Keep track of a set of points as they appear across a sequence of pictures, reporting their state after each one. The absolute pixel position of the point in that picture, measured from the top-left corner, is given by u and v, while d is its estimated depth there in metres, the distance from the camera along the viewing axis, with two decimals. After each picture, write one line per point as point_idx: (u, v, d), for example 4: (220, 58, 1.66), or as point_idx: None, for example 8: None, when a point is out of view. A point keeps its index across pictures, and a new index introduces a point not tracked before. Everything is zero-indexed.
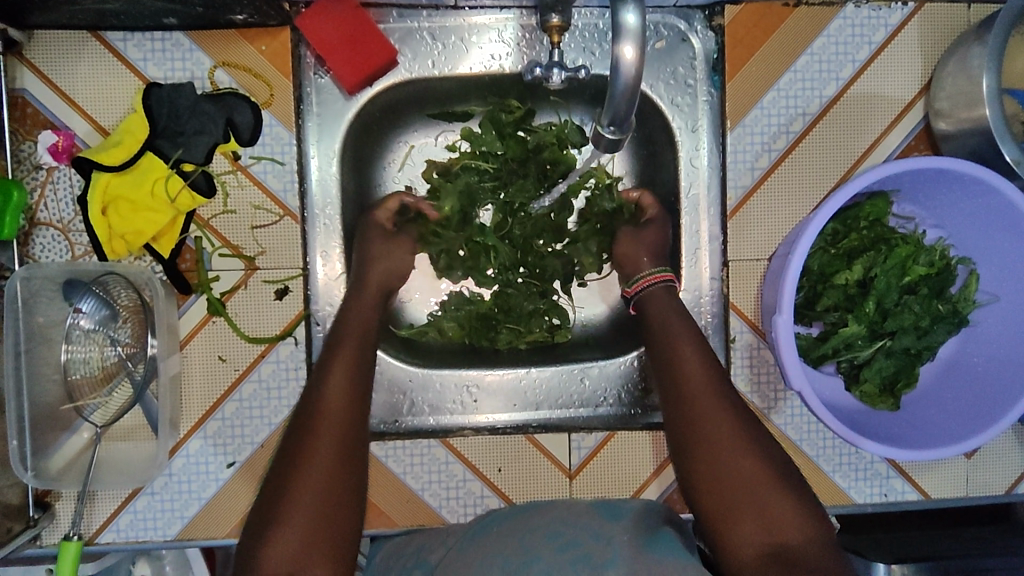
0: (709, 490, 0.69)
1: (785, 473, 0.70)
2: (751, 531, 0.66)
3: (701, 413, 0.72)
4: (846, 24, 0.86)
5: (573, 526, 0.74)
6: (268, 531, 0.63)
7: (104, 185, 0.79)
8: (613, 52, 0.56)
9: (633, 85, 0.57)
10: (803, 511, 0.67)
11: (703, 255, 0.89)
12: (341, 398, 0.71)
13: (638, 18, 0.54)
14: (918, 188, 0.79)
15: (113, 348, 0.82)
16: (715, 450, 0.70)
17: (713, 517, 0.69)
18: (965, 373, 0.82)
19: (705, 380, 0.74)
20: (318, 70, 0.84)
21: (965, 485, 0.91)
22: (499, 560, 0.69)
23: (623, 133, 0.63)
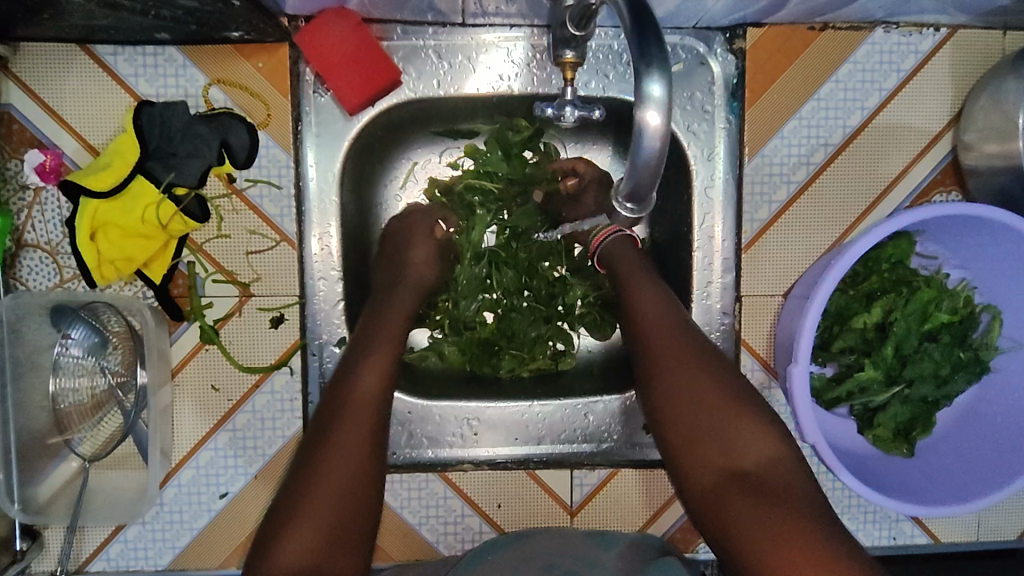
0: (674, 433, 0.66)
1: (751, 401, 0.66)
2: (714, 455, 0.64)
3: (665, 356, 0.69)
4: (874, 51, 0.82)
5: (569, 557, 0.73)
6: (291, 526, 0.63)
7: (93, 209, 0.75)
8: (637, 118, 0.51)
9: (659, 153, 0.52)
10: (774, 455, 0.64)
11: (715, 289, 0.85)
12: (372, 400, 0.71)
13: (665, 87, 0.50)
14: (945, 230, 0.75)
15: (103, 376, 0.79)
16: (678, 390, 0.67)
17: (676, 449, 0.66)
18: (984, 421, 0.79)
19: (664, 325, 0.71)
20: (318, 88, 0.80)
21: (976, 529, 0.88)
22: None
23: (642, 211, 0.58)
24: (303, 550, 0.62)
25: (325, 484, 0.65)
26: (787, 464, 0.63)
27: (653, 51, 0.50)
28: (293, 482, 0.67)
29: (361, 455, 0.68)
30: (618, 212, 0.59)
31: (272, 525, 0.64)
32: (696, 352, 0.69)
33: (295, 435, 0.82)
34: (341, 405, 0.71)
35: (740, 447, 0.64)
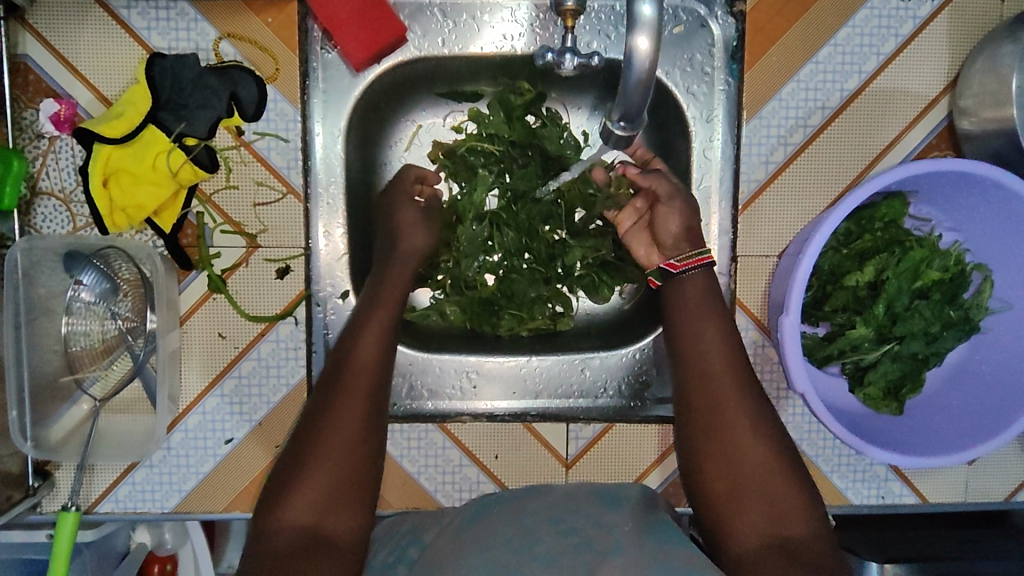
0: (721, 485, 0.71)
1: (788, 471, 0.71)
2: (755, 520, 0.68)
3: (724, 414, 0.73)
4: (873, 15, 0.83)
5: (575, 512, 0.74)
6: (294, 486, 0.66)
7: (106, 156, 0.78)
8: (627, 43, 0.54)
9: (648, 75, 0.55)
10: (801, 507, 0.69)
11: (712, 249, 0.87)
12: (367, 363, 0.74)
13: (655, 7, 0.51)
14: (938, 190, 0.76)
15: (113, 322, 0.82)
16: (734, 447, 0.71)
17: (718, 505, 0.70)
18: (972, 380, 0.81)
19: (729, 380, 0.75)
20: (325, 44, 0.83)
21: (964, 490, 0.90)
22: (500, 541, 0.68)
23: (635, 129, 0.61)
24: (308, 512, 0.65)
25: (336, 450, 0.68)
26: (810, 519, 0.69)
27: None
28: (294, 448, 0.69)
29: (361, 417, 0.70)
30: (613, 132, 0.62)
31: (275, 486, 0.67)
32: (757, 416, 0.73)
33: (299, 383, 0.85)
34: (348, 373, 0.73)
35: (781, 515, 0.68)
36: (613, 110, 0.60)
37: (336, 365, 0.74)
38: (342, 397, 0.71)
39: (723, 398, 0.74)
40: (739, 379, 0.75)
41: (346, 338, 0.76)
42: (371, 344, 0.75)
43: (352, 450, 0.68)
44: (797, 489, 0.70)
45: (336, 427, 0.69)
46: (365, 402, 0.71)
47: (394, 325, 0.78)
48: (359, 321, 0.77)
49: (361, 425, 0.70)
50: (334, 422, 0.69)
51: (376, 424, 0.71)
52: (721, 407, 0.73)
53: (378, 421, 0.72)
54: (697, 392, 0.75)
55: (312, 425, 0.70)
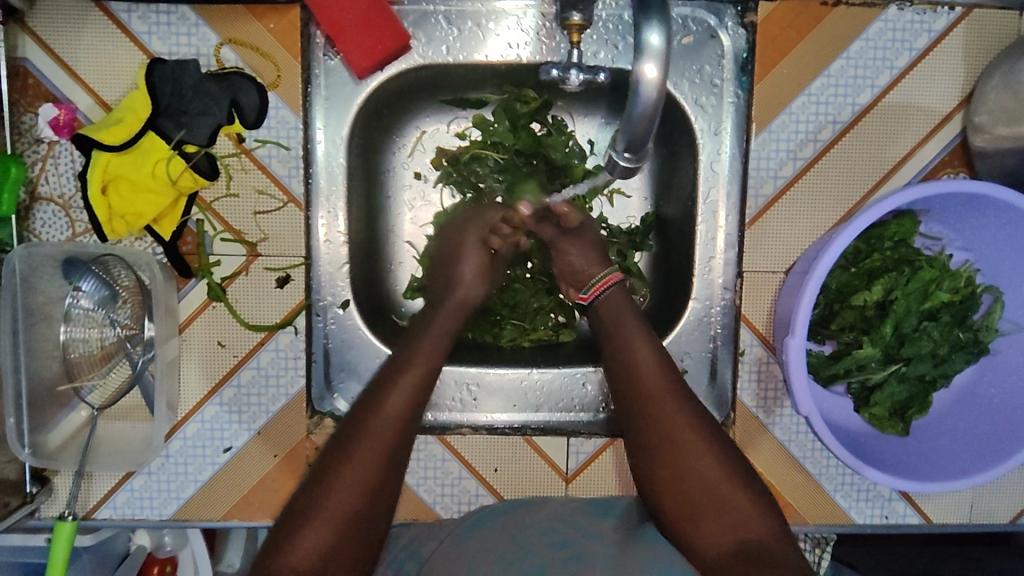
0: (670, 495, 0.69)
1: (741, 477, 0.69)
2: (716, 529, 0.67)
3: (662, 425, 0.71)
4: (887, 28, 0.81)
5: (568, 523, 0.73)
6: (297, 531, 0.64)
7: (104, 163, 0.77)
8: (634, 70, 0.53)
9: (654, 104, 0.54)
10: (759, 511, 0.68)
11: (717, 264, 0.85)
12: (399, 411, 0.70)
13: (663, 38, 0.51)
14: (949, 210, 0.75)
15: (112, 329, 0.81)
16: (678, 458, 0.70)
17: (673, 515, 0.69)
18: (979, 404, 0.79)
19: (664, 391, 0.73)
20: (328, 52, 0.81)
21: (968, 511, 0.89)
22: (492, 556, 0.66)
23: (639, 161, 0.60)
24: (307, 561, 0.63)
25: (340, 496, 0.66)
26: (771, 525, 0.67)
27: (653, 7, 0.52)
28: (306, 492, 0.67)
29: (377, 461, 0.68)
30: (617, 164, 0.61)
31: (282, 526, 0.66)
32: (700, 423, 0.72)
33: (299, 393, 0.84)
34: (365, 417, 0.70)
35: (739, 520, 0.67)
36: (617, 142, 0.59)
37: (359, 416, 0.70)
38: (360, 445, 0.68)
39: (659, 410, 0.72)
40: (671, 389, 0.73)
41: (378, 385, 0.73)
42: (404, 393, 0.72)
43: (362, 499, 0.66)
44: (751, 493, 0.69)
45: (347, 475, 0.66)
46: (384, 455, 0.68)
47: (430, 377, 0.74)
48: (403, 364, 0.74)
49: (375, 474, 0.67)
50: (349, 471, 0.67)
51: (393, 475, 0.69)
52: (658, 419, 0.72)
53: (394, 473, 0.69)
54: (633, 405, 0.74)
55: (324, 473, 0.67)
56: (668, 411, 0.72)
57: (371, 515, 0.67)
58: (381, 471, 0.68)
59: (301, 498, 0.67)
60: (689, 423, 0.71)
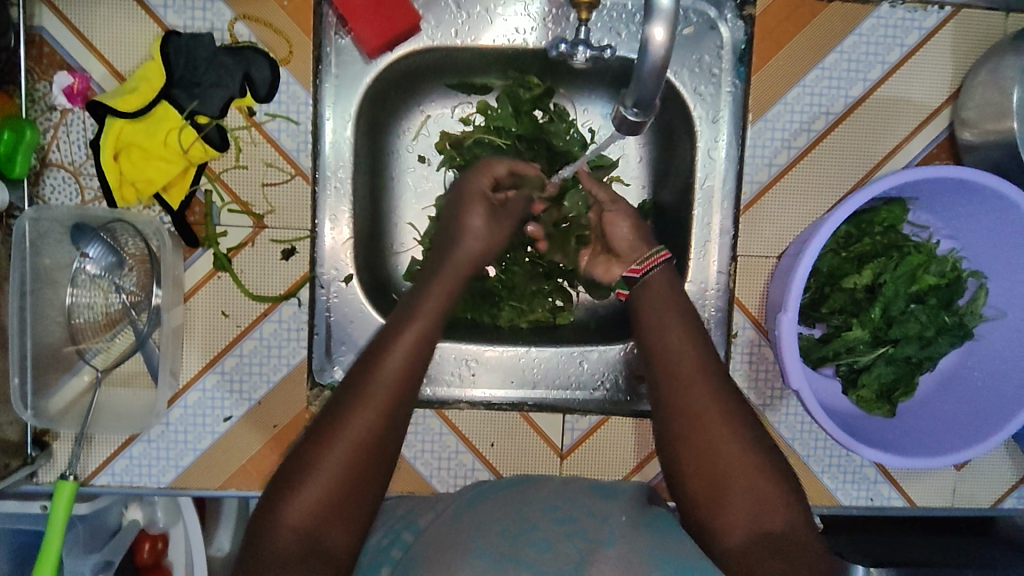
0: (697, 478, 0.71)
1: (771, 467, 0.71)
2: (740, 518, 0.68)
3: (702, 409, 0.73)
4: (880, 24, 0.85)
5: (569, 501, 0.75)
6: (294, 490, 0.64)
7: (117, 130, 0.78)
8: (643, 32, 0.55)
9: (662, 66, 0.56)
10: (784, 501, 0.69)
11: (713, 247, 0.88)
12: (398, 377, 0.70)
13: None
14: (936, 198, 0.78)
15: (118, 295, 0.83)
16: (712, 445, 0.71)
17: (702, 497, 0.70)
18: (963, 386, 0.82)
19: (702, 375, 0.75)
20: (339, 31, 0.83)
21: (951, 495, 0.92)
22: (495, 528, 0.68)
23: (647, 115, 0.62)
24: (301, 519, 0.63)
25: (332, 455, 0.65)
26: (795, 515, 0.69)
27: None
28: (302, 451, 0.67)
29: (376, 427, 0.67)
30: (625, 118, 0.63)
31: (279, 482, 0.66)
32: (736, 412, 0.73)
33: (300, 364, 0.86)
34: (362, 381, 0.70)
35: (766, 504, 0.69)
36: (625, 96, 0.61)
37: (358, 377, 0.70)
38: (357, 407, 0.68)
39: (699, 395, 0.73)
40: (711, 375, 0.75)
41: (374, 347, 0.72)
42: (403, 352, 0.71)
43: (355, 454, 0.66)
44: (780, 479, 0.70)
45: (340, 439, 0.66)
46: (381, 413, 0.68)
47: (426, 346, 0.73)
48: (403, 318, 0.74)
49: (373, 432, 0.67)
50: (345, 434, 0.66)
51: (393, 434, 0.69)
52: (698, 405, 0.73)
53: (389, 440, 0.68)
54: (673, 389, 0.75)
55: (319, 437, 0.67)
56: (708, 400, 0.73)
57: (366, 481, 0.67)
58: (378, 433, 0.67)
59: (292, 462, 0.67)
60: (723, 408, 0.73)
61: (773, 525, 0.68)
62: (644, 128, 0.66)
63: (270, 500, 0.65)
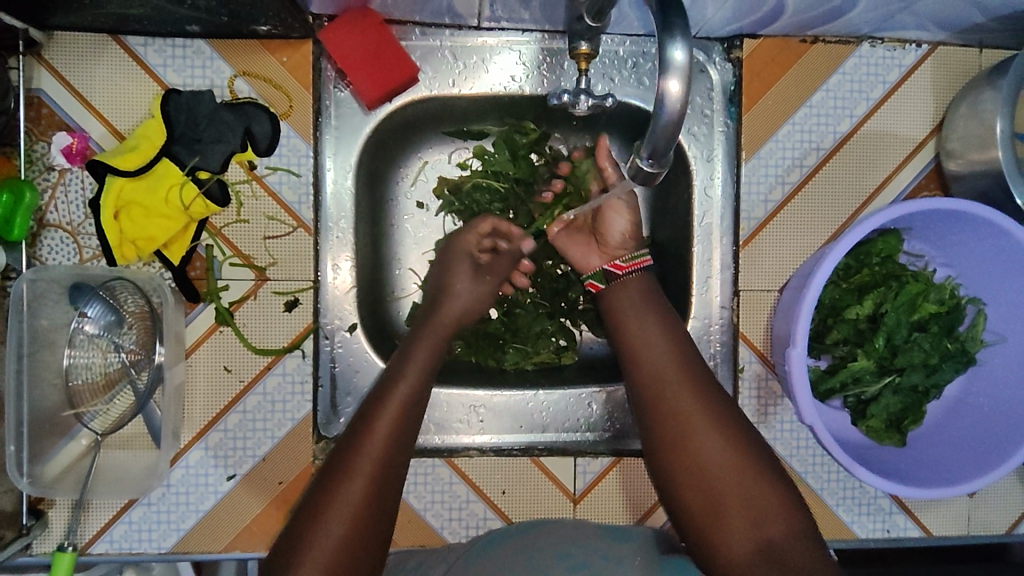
0: (691, 486, 0.69)
1: (762, 471, 0.69)
2: (740, 526, 0.66)
3: (687, 421, 0.71)
4: (861, 63, 0.88)
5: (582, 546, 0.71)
6: (308, 535, 0.61)
7: (118, 189, 0.78)
8: (658, 85, 0.55)
9: (677, 119, 0.55)
10: (782, 504, 0.67)
11: (714, 283, 0.89)
12: (404, 412, 0.70)
13: (686, 53, 0.53)
14: (930, 228, 0.79)
15: (117, 354, 0.81)
16: (699, 453, 0.70)
17: (697, 514, 0.68)
18: (970, 411, 0.82)
19: (690, 391, 0.73)
20: (339, 83, 0.85)
21: (966, 523, 0.92)
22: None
23: (662, 168, 0.60)
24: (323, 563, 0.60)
25: (348, 493, 0.63)
26: (795, 521, 0.67)
27: (677, 22, 0.54)
28: (316, 492, 0.65)
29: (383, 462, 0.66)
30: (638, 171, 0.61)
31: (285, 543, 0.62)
32: (723, 417, 0.72)
33: (305, 418, 0.84)
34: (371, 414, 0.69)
35: (763, 516, 0.66)
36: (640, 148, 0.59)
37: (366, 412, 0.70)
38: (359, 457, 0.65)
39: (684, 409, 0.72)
40: (692, 381, 0.74)
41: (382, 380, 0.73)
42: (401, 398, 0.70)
43: (371, 494, 0.64)
44: (778, 490, 0.68)
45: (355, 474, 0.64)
46: (391, 450, 0.67)
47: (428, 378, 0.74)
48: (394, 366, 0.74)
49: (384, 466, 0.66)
50: (358, 474, 0.64)
51: (398, 472, 0.67)
52: (686, 422, 0.71)
53: (390, 490, 0.66)
54: (657, 403, 0.74)
55: (332, 474, 0.65)
56: (689, 405, 0.72)
57: (371, 536, 0.63)
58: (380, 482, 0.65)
59: (307, 505, 0.64)
60: (708, 415, 0.71)
61: (771, 535, 0.65)
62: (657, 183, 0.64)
63: (288, 546, 0.62)
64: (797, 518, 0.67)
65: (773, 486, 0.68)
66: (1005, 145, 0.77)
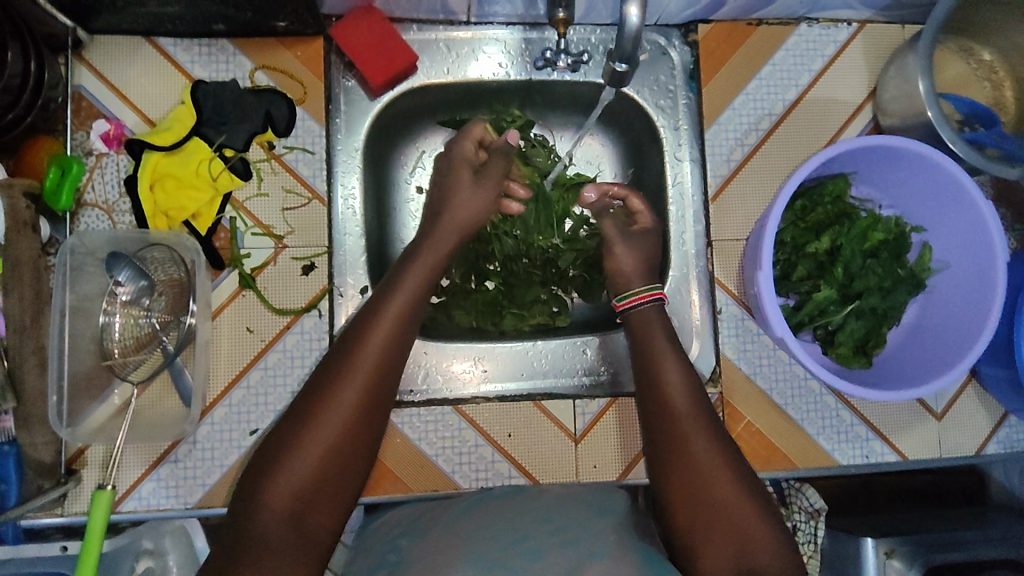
0: (681, 502, 0.74)
1: (753, 500, 0.74)
2: (723, 555, 0.70)
3: (690, 451, 0.76)
4: (801, 40, 1.01)
5: (565, 514, 0.80)
6: (280, 461, 0.67)
7: (154, 164, 0.87)
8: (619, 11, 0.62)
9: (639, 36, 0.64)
10: (767, 534, 0.72)
11: (689, 237, 0.99)
12: (377, 354, 0.74)
13: None
14: (872, 168, 0.90)
15: (147, 318, 0.88)
16: (696, 475, 0.74)
17: (682, 527, 0.73)
18: (926, 334, 0.92)
19: (695, 426, 0.78)
20: (346, 74, 0.95)
21: (938, 445, 1.00)
22: (487, 533, 0.76)
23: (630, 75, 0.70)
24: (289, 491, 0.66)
25: (320, 427, 0.69)
26: (774, 542, 0.72)
27: None
28: (290, 424, 0.70)
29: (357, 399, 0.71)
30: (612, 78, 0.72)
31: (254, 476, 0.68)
32: (722, 448, 0.76)
33: None
34: (346, 354, 0.74)
35: (747, 546, 0.71)
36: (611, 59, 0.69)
37: (342, 352, 0.74)
38: (330, 400, 0.70)
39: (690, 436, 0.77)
40: (699, 415, 0.79)
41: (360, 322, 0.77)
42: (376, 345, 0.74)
43: (342, 430, 0.70)
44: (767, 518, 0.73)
45: (327, 411, 0.70)
46: (365, 390, 0.72)
47: (407, 327, 0.78)
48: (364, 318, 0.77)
49: (359, 403, 0.71)
50: (328, 411, 0.70)
51: (374, 413, 0.72)
52: (688, 449, 0.76)
53: (370, 424, 0.72)
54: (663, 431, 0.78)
55: (307, 407, 0.71)
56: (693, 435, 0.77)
57: (350, 469, 0.70)
58: (355, 421, 0.70)
59: (282, 433, 0.70)
60: (709, 442, 0.76)
61: (753, 563, 0.70)
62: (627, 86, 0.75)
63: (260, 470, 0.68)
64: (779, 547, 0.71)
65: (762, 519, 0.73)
66: (931, 102, 0.88)
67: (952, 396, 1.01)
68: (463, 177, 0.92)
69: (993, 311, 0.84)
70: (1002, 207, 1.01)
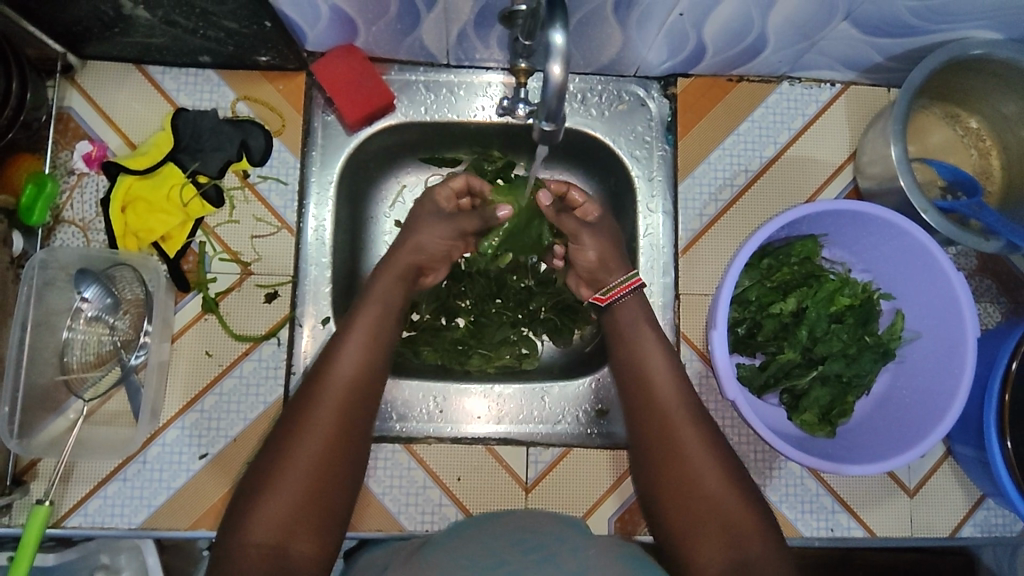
0: (671, 495, 0.76)
1: (742, 493, 0.76)
2: (716, 546, 0.72)
3: (678, 445, 0.78)
4: (782, 98, 1.01)
5: (539, 533, 0.68)
6: (262, 494, 0.69)
7: (127, 186, 0.91)
8: (544, 70, 0.60)
9: (564, 91, 0.62)
10: (756, 525, 0.73)
11: (658, 288, 0.98)
12: (347, 374, 0.77)
13: (564, 38, 0.59)
14: (843, 231, 0.89)
15: (110, 336, 0.90)
16: (687, 469, 0.76)
17: (675, 518, 0.76)
18: (895, 405, 0.90)
19: (684, 419, 0.80)
20: (326, 109, 0.97)
21: (910, 524, 0.95)
22: (463, 564, 0.62)
23: (560, 128, 0.67)
24: (268, 530, 0.67)
25: (300, 452, 0.71)
26: (763, 535, 0.73)
27: (559, 15, 0.60)
28: (272, 452, 0.72)
29: (331, 423, 0.74)
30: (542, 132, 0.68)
31: (235, 513, 0.70)
32: (710, 442, 0.78)
33: (276, 401, 0.91)
34: (319, 379, 0.76)
35: (740, 544, 0.72)
36: (539, 113, 0.66)
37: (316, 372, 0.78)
38: (305, 429, 0.73)
39: (679, 429, 0.79)
40: (687, 410, 0.80)
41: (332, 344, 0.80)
42: (349, 367, 0.77)
43: (324, 452, 0.72)
44: (758, 524, 0.73)
45: (302, 441, 0.72)
46: (341, 410, 0.75)
47: (380, 352, 0.81)
48: (335, 346, 0.80)
49: (337, 421, 0.74)
50: (305, 437, 0.72)
51: (352, 436, 0.74)
52: (680, 447, 0.78)
53: (352, 445, 0.74)
54: (650, 423, 0.80)
55: (286, 431, 0.73)
56: (684, 427, 0.79)
57: (331, 499, 0.71)
58: (334, 444, 0.73)
59: (260, 469, 0.72)
60: (699, 435, 0.79)
61: (745, 555, 0.70)
62: (559, 142, 0.71)
63: (242, 508, 0.69)
64: (772, 549, 0.72)
65: (751, 513, 0.74)
66: (903, 171, 0.86)
67: (928, 470, 0.96)
68: (415, 210, 0.92)
69: (960, 389, 0.81)
70: (988, 277, 0.98)
